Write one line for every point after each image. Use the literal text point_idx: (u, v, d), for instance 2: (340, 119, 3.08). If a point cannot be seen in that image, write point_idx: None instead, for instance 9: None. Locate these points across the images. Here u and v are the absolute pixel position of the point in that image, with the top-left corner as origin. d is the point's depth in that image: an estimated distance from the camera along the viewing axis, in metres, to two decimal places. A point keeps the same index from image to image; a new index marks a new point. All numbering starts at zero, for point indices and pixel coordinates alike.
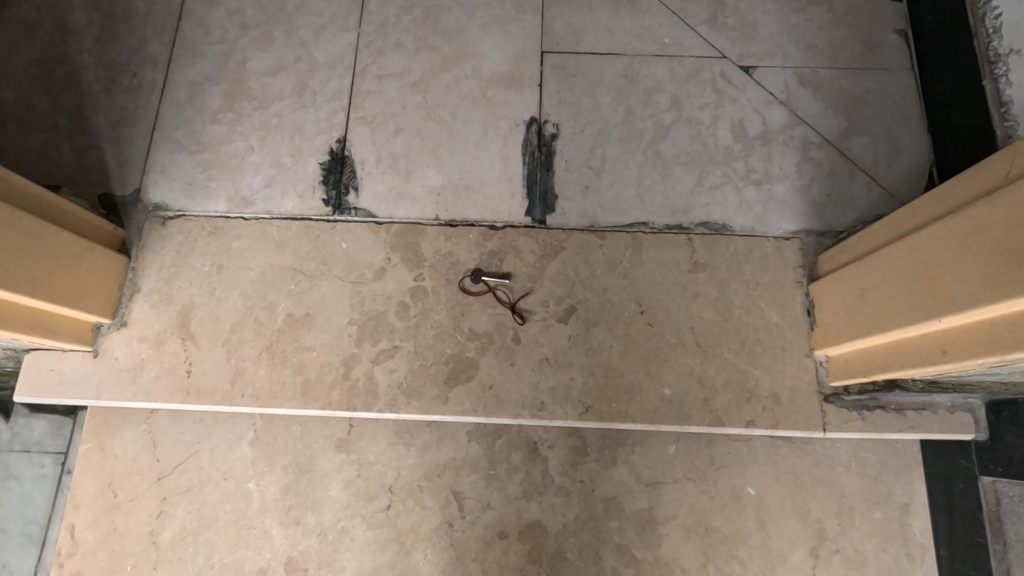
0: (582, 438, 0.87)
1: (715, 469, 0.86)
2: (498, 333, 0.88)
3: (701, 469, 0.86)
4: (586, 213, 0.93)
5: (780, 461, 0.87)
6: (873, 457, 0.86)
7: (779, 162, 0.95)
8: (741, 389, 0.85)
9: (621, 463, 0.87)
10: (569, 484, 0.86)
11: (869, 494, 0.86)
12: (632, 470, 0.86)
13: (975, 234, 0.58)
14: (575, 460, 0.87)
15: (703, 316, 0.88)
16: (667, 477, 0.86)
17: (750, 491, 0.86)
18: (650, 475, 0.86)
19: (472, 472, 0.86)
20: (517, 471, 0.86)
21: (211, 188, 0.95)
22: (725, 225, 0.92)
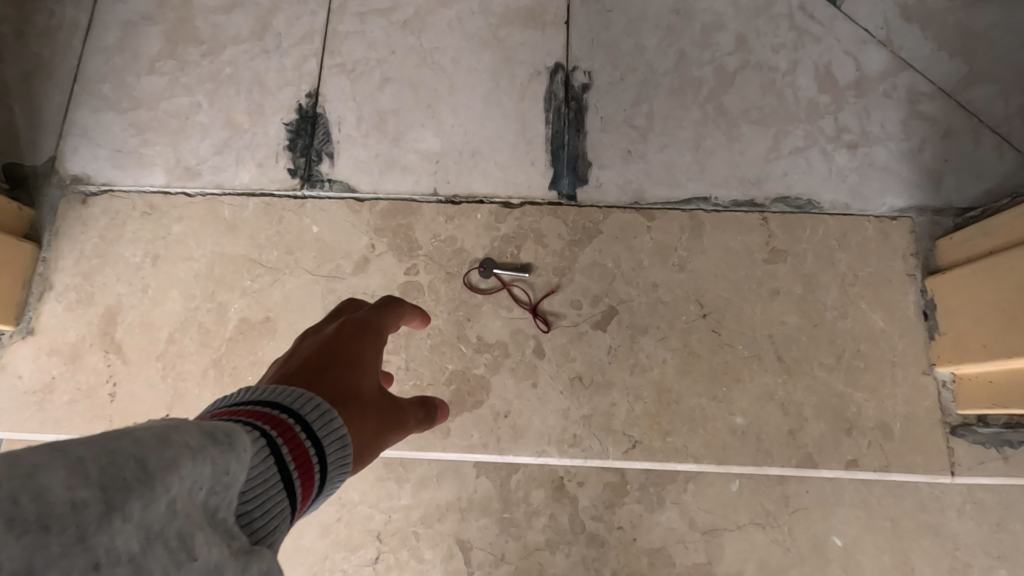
0: (621, 474, 0.65)
1: (791, 512, 0.63)
2: (515, 343, 0.68)
3: (772, 515, 0.63)
4: (628, 186, 0.72)
5: (877, 503, 0.63)
6: (993, 497, 0.62)
7: (879, 118, 0.73)
8: (837, 418, 0.64)
9: (670, 504, 0.64)
10: (605, 532, 0.64)
11: (988, 547, 0.62)
12: (685, 515, 0.64)
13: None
14: (612, 502, 0.65)
15: (785, 321, 0.67)
16: (730, 523, 0.63)
17: (837, 542, 0.62)
18: (708, 522, 0.63)
19: (482, 514, 0.66)
20: (538, 515, 0.65)
21: (145, 155, 0.73)
22: (810, 200, 0.71)
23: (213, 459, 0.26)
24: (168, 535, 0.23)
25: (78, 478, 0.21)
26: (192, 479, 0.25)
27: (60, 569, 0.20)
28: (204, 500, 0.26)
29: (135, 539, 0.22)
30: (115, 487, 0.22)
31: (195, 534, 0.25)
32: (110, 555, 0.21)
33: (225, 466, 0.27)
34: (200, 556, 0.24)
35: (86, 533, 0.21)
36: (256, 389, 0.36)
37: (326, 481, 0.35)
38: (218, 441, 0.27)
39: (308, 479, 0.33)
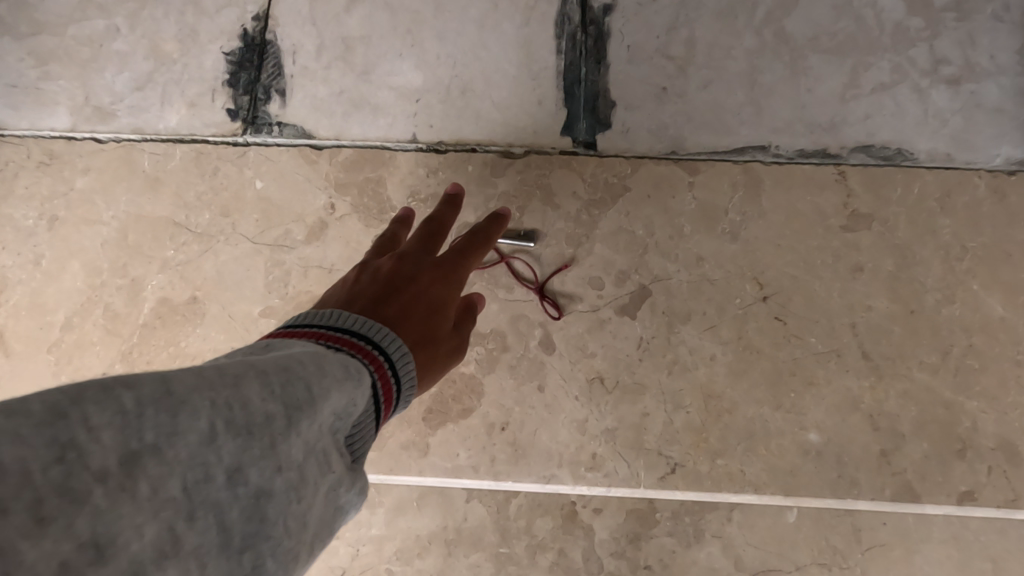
0: (652, 504, 0.49)
1: (865, 550, 0.47)
2: (515, 333, 0.52)
3: (840, 554, 0.47)
4: (663, 131, 0.55)
5: (975, 538, 0.47)
6: None
7: (990, 45, 0.56)
8: (943, 435, 0.48)
9: (709, 538, 0.48)
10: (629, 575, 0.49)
11: None
12: (731, 552, 0.48)
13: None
14: (637, 536, 0.49)
15: (872, 306, 0.51)
16: (789, 565, 0.48)
17: None
18: (758, 563, 0.48)
19: (471, 552, 0.50)
20: (544, 554, 0.50)
21: (46, 92, 0.58)
22: (901, 150, 0.54)
23: (350, 388, 0.27)
24: (320, 451, 0.25)
25: (268, 391, 0.23)
26: (337, 405, 0.26)
27: (257, 469, 0.22)
28: (333, 427, 0.26)
29: (301, 450, 0.24)
30: (290, 405, 0.23)
31: (332, 454, 0.26)
32: (287, 464, 0.23)
33: (352, 395, 0.27)
34: (336, 471, 0.26)
35: (274, 439, 0.23)
36: (339, 315, 0.34)
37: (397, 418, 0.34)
38: (352, 377, 0.28)
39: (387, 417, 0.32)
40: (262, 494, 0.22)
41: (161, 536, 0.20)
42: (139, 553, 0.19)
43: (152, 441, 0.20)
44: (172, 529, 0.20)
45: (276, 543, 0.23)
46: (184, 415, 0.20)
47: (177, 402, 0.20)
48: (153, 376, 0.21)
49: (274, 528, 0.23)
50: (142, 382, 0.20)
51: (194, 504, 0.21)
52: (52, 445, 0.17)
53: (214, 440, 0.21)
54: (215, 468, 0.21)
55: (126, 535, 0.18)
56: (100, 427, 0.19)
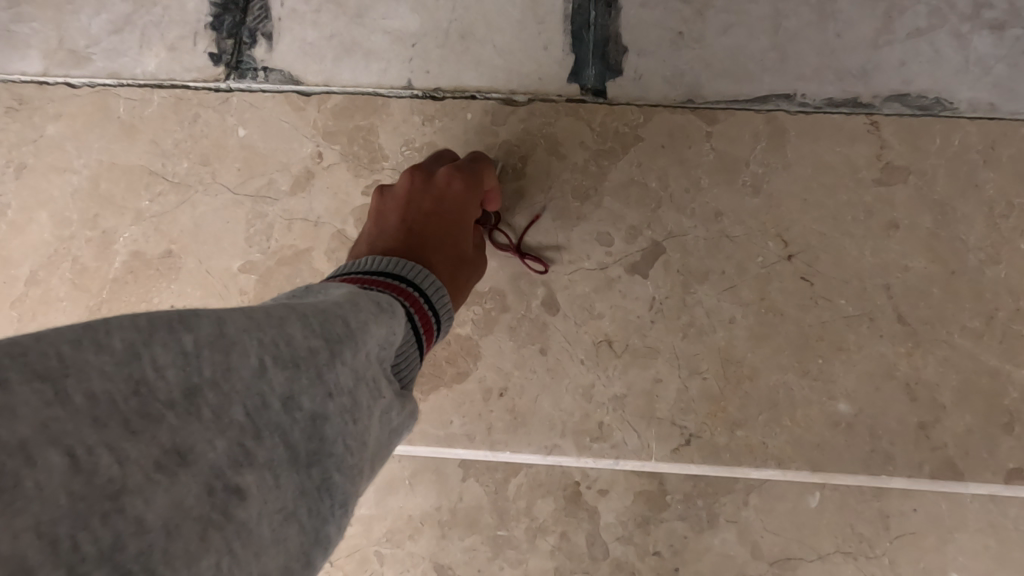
0: (662, 482, 0.45)
1: (894, 537, 0.43)
2: (516, 292, 0.48)
3: (867, 541, 0.43)
4: (679, 78, 0.51)
5: (1014, 528, 0.43)
6: None
7: None
8: (987, 406, 0.44)
9: (724, 523, 0.44)
10: (637, 562, 0.45)
11: None
12: (747, 539, 0.44)
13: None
14: (645, 519, 0.45)
15: (908, 266, 0.46)
16: (811, 552, 0.44)
17: None
18: (778, 549, 0.44)
19: (466, 535, 0.46)
20: (544, 536, 0.46)
21: (17, 34, 0.53)
22: (941, 99, 0.49)
23: (386, 321, 0.30)
24: (369, 378, 0.27)
25: (309, 330, 0.25)
26: (379, 336, 0.29)
27: (308, 396, 0.24)
28: (379, 355, 0.29)
29: (350, 378, 0.26)
30: (337, 337, 0.26)
31: (381, 383, 0.29)
32: (337, 389, 0.25)
33: (390, 327, 0.30)
34: (385, 397, 0.29)
35: (319, 369, 0.25)
36: (373, 261, 0.37)
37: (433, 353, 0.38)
38: (385, 310, 0.31)
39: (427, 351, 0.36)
40: (318, 416, 0.24)
41: (232, 447, 0.22)
42: (216, 461, 0.21)
43: (210, 376, 0.22)
44: (240, 444, 0.22)
45: (338, 458, 0.25)
46: (235, 354, 0.23)
47: (230, 343, 0.23)
48: (210, 318, 0.23)
49: (335, 446, 0.25)
50: (202, 321, 0.23)
51: (260, 425, 0.23)
52: (130, 379, 0.20)
53: (266, 371, 0.23)
54: (270, 397, 0.23)
55: (202, 444, 0.21)
56: (166, 366, 0.21)
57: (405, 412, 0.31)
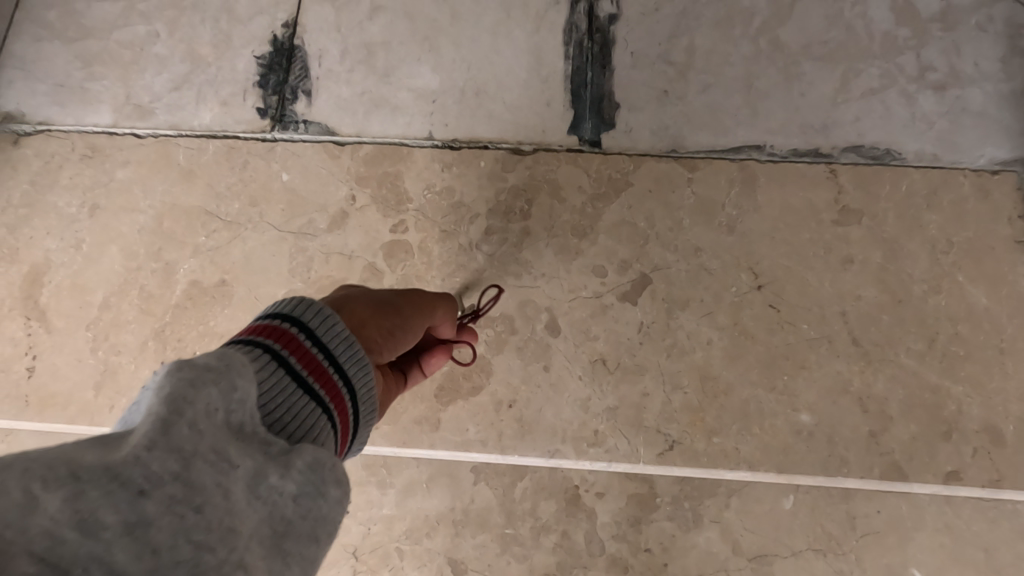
0: (651, 484, 0.52)
1: (859, 536, 0.49)
2: (523, 317, 0.55)
3: (835, 539, 0.50)
4: (665, 130, 0.59)
5: (959, 526, 0.49)
6: None
7: (974, 53, 0.60)
8: (930, 418, 0.50)
9: (708, 522, 0.51)
10: (630, 557, 0.51)
11: None
12: (727, 536, 0.50)
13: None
14: (637, 519, 0.52)
15: (861, 296, 0.53)
16: (783, 549, 0.50)
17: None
18: (756, 546, 0.50)
19: (478, 532, 0.53)
20: (548, 534, 0.52)
21: (92, 91, 0.62)
22: (891, 150, 0.57)
23: (220, 380, 0.27)
24: (206, 454, 0.24)
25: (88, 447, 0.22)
26: (216, 399, 0.26)
27: (109, 508, 0.20)
28: (224, 419, 0.26)
29: (179, 460, 0.23)
30: (175, 406, 0.24)
31: (230, 449, 0.25)
32: (158, 482, 0.22)
33: (235, 383, 0.27)
34: (241, 465, 0.25)
35: (115, 472, 0.21)
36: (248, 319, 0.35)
37: (357, 396, 0.36)
38: (222, 368, 0.27)
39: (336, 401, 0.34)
40: (139, 524, 0.21)
41: None
42: None
43: None
44: None
45: (206, 558, 0.22)
46: None
47: None
48: None
49: (186, 551, 0.22)
50: None
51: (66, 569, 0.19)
52: None
53: (37, 503, 0.19)
54: (59, 528, 0.19)
55: None
56: None
57: (297, 470, 0.28)
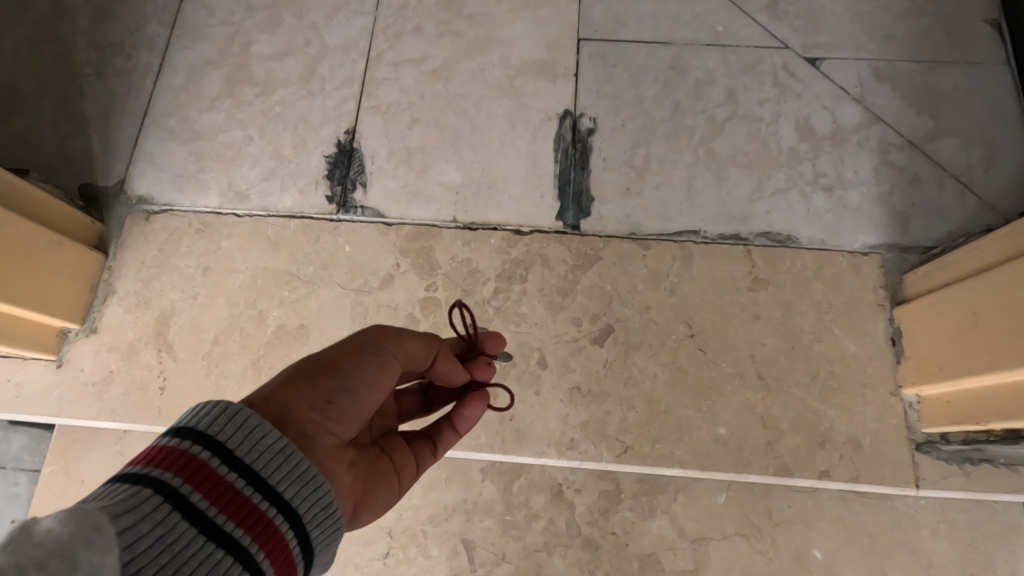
0: (615, 481, 0.72)
1: (774, 524, 0.69)
2: (521, 355, 0.75)
3: (756, 526, 0.69)
4: (627, 217, 0.80)
5: (853, 518, 0.69)
6: (966, 520, 0.68)
7: (853, 165, 0.82)
8: (812, 432, 0.71)
9: (660, 512, 0.71)
10: (599, 537, 0.71)
11: (963, 565, 0.67)
12: (674, 523, 0.70)
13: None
14: (606, 509, 0.71)
15: (765, 343, 0.74)
16: (716, 532, 0.69)
17: (817, 555, 0.68)
18: (695, 530, 0.70)
19: (485, 517, 0.73)
20: (537, 518, 0.72)
21: (203, 180, 0.84)
22: (790, 235, 0.79)
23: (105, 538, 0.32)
24: None
25: None
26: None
27: None
28: None
29: None
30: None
31: None
32: None
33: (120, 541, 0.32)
34: None
35: None
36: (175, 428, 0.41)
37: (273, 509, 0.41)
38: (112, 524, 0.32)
39: (262, 521, 0.40)
40: None
41: None
42: None
43: None
44: None
45: None
46: None
47: None
48: None
49: None
50: None
51: None
52: None
53: None
54: None
55: None
56: None
57: None
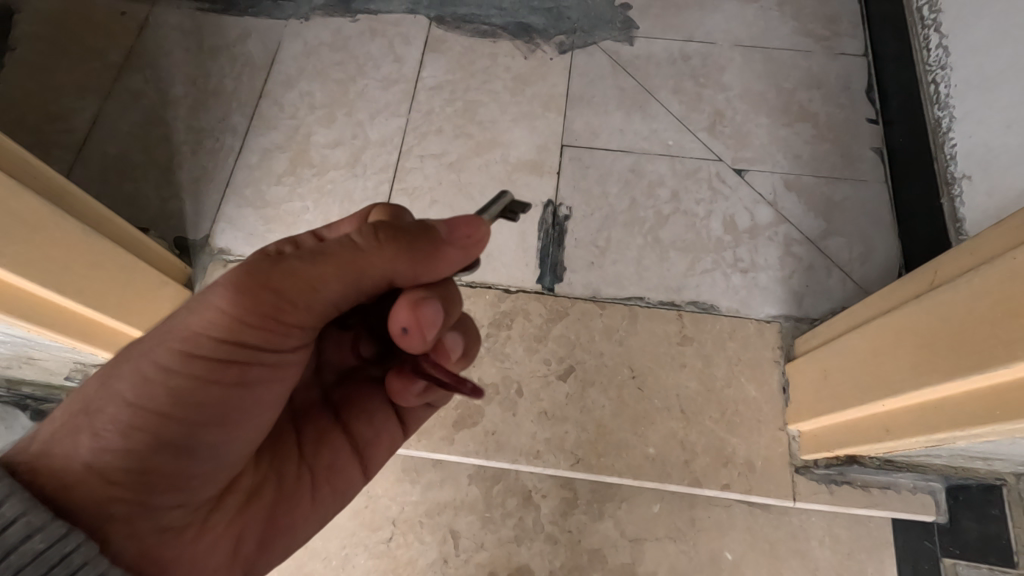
0: (573, 490, 0.95)
1: (695, 530, 0.92)
2: (504, 385, 0.99)
3: (681, 531, 0.92)
4: (590, 284, 1.06)
5: (757, 529, 0.92)
6: (846, 533, 0.91)
7: (764, 254, 1.08)
8: (718, 455, 0.94)
9: (607, 516, 0.93)
10: (558, 533, 0.93)
11: (841, 570, 0.90)
12: (618, 525, 0.93)
13: (1004, 282, 0.55)
14: (564, 510, 0.94)
15: (688, 386, 0.98)
16: (649, 534, 0.92)
17: (728, 557, 0.91)
18: (631, 530, 0.92)
19: (469, 513, 0.95)
20: (511, 515, 0.94)
21: (269, 239, 1.10)
22: (713, 304, 1.04)
23: None
24: None
25: None
26: None
27: None
28: None
29: None
30: None
31: None
32: None
33: None
34: None
35: None
36: None
37: None
38: None
39: None
40: None
41: None
42: None
43: None
44: None
45: None
46: None
47: None
48: None
49: None
50: None
51: None
52: None
53: None
54: None
55: None
56: None
57: None
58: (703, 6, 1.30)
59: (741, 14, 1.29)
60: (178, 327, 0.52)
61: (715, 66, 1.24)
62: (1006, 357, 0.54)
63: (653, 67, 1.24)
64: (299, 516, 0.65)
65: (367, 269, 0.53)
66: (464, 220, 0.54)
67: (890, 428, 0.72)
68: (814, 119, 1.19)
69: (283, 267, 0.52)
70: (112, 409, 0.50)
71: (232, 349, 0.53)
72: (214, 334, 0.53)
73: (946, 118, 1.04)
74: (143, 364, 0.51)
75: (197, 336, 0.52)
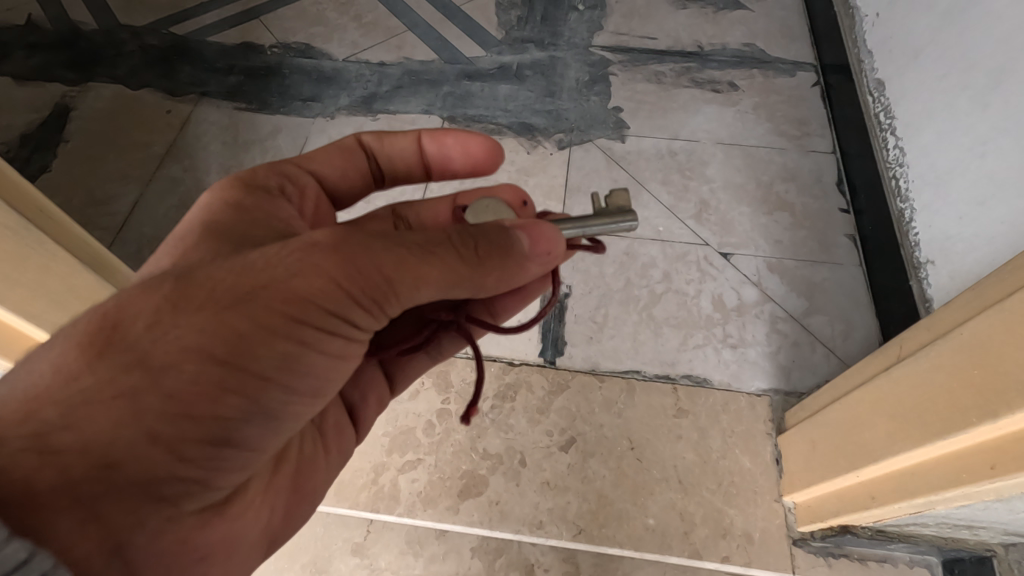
0: (575, 563, 0.95)
1: None
2: (507, 455, 1.03)
3: None
4: (589, 358, 1.12)
5: None
6: None
7: (752, 330, 1.15)
8: (717, 526, 0.97)
9: None
10: None
11: None
12: None
13: (954, 356, 0.63)
14: None
15: (684, 457, 1.02)
16: None
17: None
18: None
19: None
20: None
21: None
22: (705, 378, 1.10)
23: None
24: None
25: None
26: None
27: None
28: None
29: None
30: None
31: None
32: None
33: None
34: None
35: None
36: None
37: None
38: None
39: None
40: None
41: None
42: None
43: None
44: None
45: None
46: None
47: None
48: None
49: None
50: None
51: None
52: None
53: None
54: None
55: None
56: None
57: None
58: (686, 109, 1.45)
59: (721, 116, 1.44)
60: (276, 287, 0.50)
61: (699, 161, 1.37)
62: (964, 423, 0.60)
63: (643, 162, 1.37)
64: (319, 479, 0.72)
65: (464, 284, 0.57)
66: (547, 237, 0.61)
67: (874, 496, 0.77)
68: (791, 208, 1.31)
69: (384, 258, 0.53)
70: (189, 366, 0.48)
71: (331, 323, 0.54)
72: (313, 303, 0.52)
73: (908, 209, 1.15)
74: (231, 321, 0.49)
75: (295, 301, 0.51)
